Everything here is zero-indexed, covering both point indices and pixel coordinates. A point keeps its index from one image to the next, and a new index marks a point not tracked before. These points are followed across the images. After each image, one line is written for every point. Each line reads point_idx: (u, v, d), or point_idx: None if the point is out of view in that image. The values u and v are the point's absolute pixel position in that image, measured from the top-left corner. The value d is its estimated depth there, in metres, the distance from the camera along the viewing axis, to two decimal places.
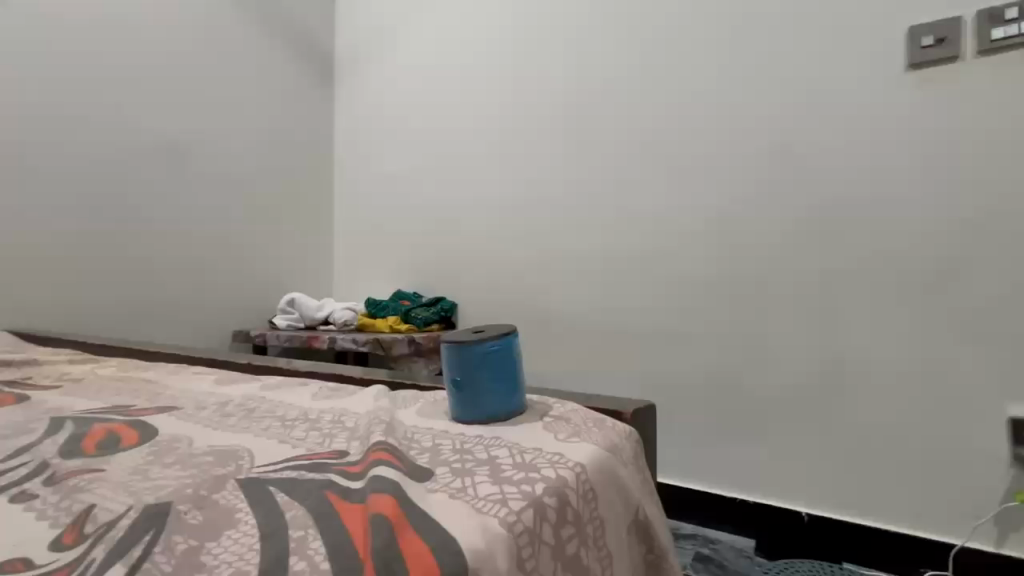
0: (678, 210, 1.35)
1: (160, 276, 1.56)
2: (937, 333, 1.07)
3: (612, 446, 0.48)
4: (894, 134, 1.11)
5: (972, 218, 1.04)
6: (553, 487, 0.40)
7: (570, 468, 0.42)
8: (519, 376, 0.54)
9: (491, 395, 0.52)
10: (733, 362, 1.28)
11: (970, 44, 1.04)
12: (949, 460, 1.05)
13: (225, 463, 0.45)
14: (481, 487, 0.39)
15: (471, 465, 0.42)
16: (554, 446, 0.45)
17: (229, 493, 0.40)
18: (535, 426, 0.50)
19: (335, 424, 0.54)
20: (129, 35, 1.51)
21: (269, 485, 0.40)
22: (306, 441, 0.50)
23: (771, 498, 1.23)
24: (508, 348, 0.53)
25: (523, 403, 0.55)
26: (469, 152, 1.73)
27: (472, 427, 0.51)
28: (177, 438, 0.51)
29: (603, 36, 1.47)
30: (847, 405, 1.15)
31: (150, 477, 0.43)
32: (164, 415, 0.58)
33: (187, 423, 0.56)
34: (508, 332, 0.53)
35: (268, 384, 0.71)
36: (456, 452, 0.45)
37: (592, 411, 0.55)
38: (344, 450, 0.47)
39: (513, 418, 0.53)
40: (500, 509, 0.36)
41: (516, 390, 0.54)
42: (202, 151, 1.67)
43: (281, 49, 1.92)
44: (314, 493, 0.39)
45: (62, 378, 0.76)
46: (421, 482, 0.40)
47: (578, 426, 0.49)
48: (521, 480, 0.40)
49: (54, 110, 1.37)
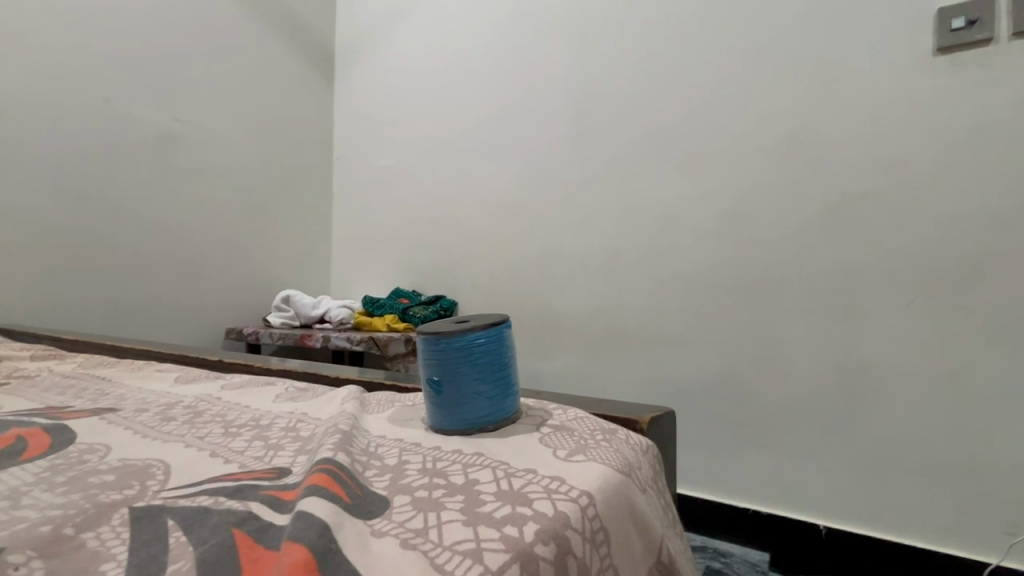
0: (688, 205, 1.28)
1: (147, 271, 1.50)
2: (963, 335, 0.99)
3: (626, 466, 0.41)
4: (919, 123, 1.03)
5: (1002, 211, 0.96)
6: (550, 530, 0.32)
7: (573, 501, 0.35)
8: (510, 376, 0.47)
9: (477, 399, 0.45)
10: (743, 365, 1.21)
11: (1005, 26, 0.97)
12: (979, 472, 0.98)
13: (129, 484, 0.38)
14: (449, 531, 0.31)
15: (440, 495, 0.35)
16: (552, 470, 0.38)
17: (107, 531, 0.32)
18: (530, 440, 0.43)
19: (286, 434, 0.48)
20: (119, 20, 1.44)
21: (168, 519, 0.33)
22: (244, 455, 0.43)
23: (784, 510, 1.16)
24: (497, 341, 0.46)
25: (514, 409, 0.48)
26: (468, 144, 1.67)
27: (446, 439, 0.45)
28: (90, 448, 0.44)
29: (610, 23, 1.41)
30: (865, 412, 1.08)
31: (26, 502, 0.36)
32: (95, 419, 0.52)
33: (115, 430, 0.49)
34: (497, 322, 0.47)
35: (229, 384, 0.65)
36: (424, 475, 0.38)
37: (599, 419, 0.49)
38: (285, 468, 0.41)
39: (500, 428, 0.46)
40: (474, 566, 0.28)
41: (506, 392, 0.47)
42: (191, 141, 1.61)
43: (278, 38, 1.87)
44: (218, 533, 0.31)
45: (13, 375, 0.71)
46: (366, 518, 0.33)
47: (582, 440, 0.43)
48: (505, 520, 0.32)
49: (37, 93, 1.30)
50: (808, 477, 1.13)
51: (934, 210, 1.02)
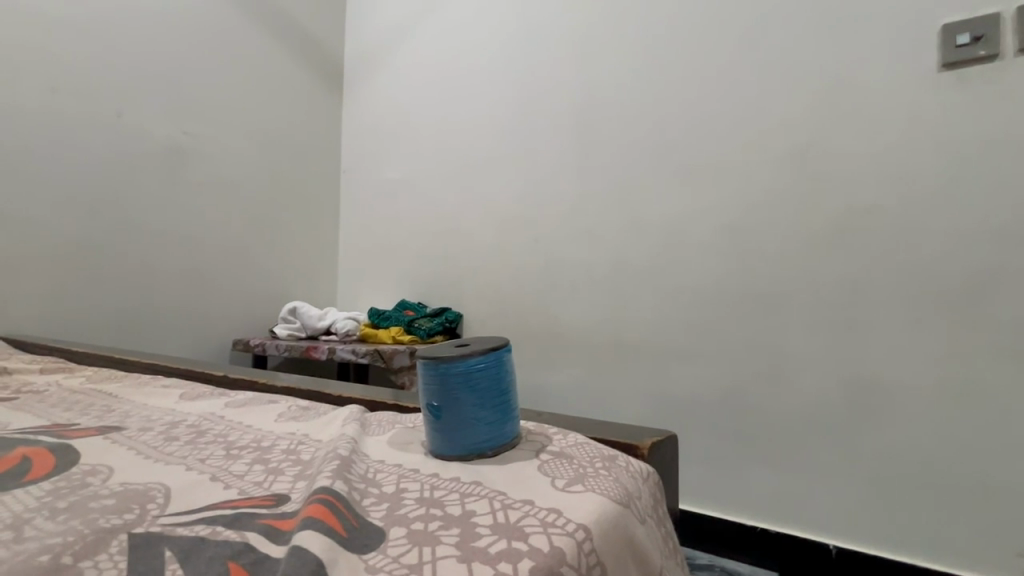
0: (692, 218, 1.28)
1: (156, 283, 1.52)
2: (972, 353, 0.98)
3: (625, 496, 0.40)
4: (924, 139, 1.03)
5: (1009, 227, 0.96)
6: (545, 566, 0.32)
7: (570, 534, 0.34)
8: (510, 401, 0.47)
9: (476, 424, 0.45)
10: (748, 381, 1.20)
11: (1010, 41, 0.97)
12: (991, 492, 0.96)
13: (128, 510, 0.38)
14: (443, 567, 0.31)
15: (435, 528, 0.35)
16: (549, 501, 0.38)
17: (105, 560, 0.32)
18: (528, 468, 0.43)
19: (286, 457, 0.48)
20: (132, 37, 1.48)
21: (164, 549, 0.33)
22: (244, 480, 0.43)
23: (793, 529, 1.14)
24: (496, 366, 0.46)
25: (514, 434, 0.48)
26: (473, 156, 1.68)
27: (446, 466, 0.44)
28: (93, 471, 0.45)
29: (613, 36, 1.42)
30: (873, 431, 1.06)
31: (26, 528, 0.36)
32: (99, 438, 0.52)
33: (117, 451, 0.49)
34: (497, 347, 0.47)
35: (232, 402, 0.65)
36: (421, 506, 0.38)
37: (600, 445, 0.48)
38: (283, 495, 0.41)
39: (500, 454, 0.46)
40: None
41: (506, 417, 0.47)
42: (202, 154, 1.63)
43: (289, 53, 1.90)
44: (214, 568, 0.31)
45: (21, 390, 0.71)
46: (361, 552, 0.33)
47: (581, 469, 0.42)
48: (501, 556, 0.32)
49: (52, 107, 1.33)
50: (815, 496, 1.12)
51: (941, 226, 1.01)
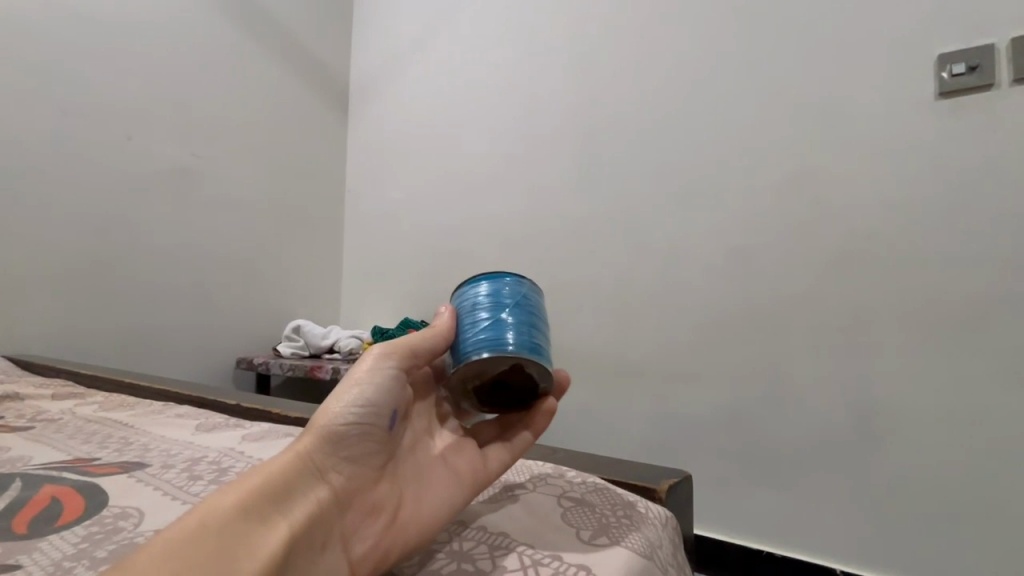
0: (695, 240, 1.29)
1: (163, 303, 1.53)
2: (977, 379, 0.99)
3: (649, 549, 0.41)
4: (923, 166, 1.05)
5: (1009, 254, 0.97)
6: None
7: None
8: (505, 310, 0.48)
9: (469, 334, 0.47)
10: (754, 403, 1.20)
11: (1004, 72, 0.99)
12: (1000, 519, 0.96)
13: None
14: None
15: None
16: (579, 554, 0.38)
17: None
18: (552, 516, 0.43)
19: None
20: (143, 62, 1.52)
21: None
22: None
23: (802, 554, 1.13)
24: (494, 286, 0.50)
25: (515, 344, 0.46)
26: (476, 176, 1.71)
27: (472, 511, 0.44)
28: (125, 514, 0.42)
29: (612, 61, 1.46)
30: (882, 456, 1.06)
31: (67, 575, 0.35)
32: (124, 477, 0.50)
33: (146, 489, 0.47)
34: (496, 272, 0.51)
35: (249, 435, 0.63)
36: (451, 560, 0.38)
37: (620, 488, 0.50)
38: None
39: (496, 359, 0.45)
40: None
41: (538, 328, 0.49)
42: (209, 175, 1.65)
43: (295, 76, 1.93)
44: None
45: (36, 420, 0.72)
46: None
47: (604, 519, 0.43)
48: None
49: (66, 131, 1.36)
50: (824, 522, 1.11)
51: (944, 252, 1.02)
